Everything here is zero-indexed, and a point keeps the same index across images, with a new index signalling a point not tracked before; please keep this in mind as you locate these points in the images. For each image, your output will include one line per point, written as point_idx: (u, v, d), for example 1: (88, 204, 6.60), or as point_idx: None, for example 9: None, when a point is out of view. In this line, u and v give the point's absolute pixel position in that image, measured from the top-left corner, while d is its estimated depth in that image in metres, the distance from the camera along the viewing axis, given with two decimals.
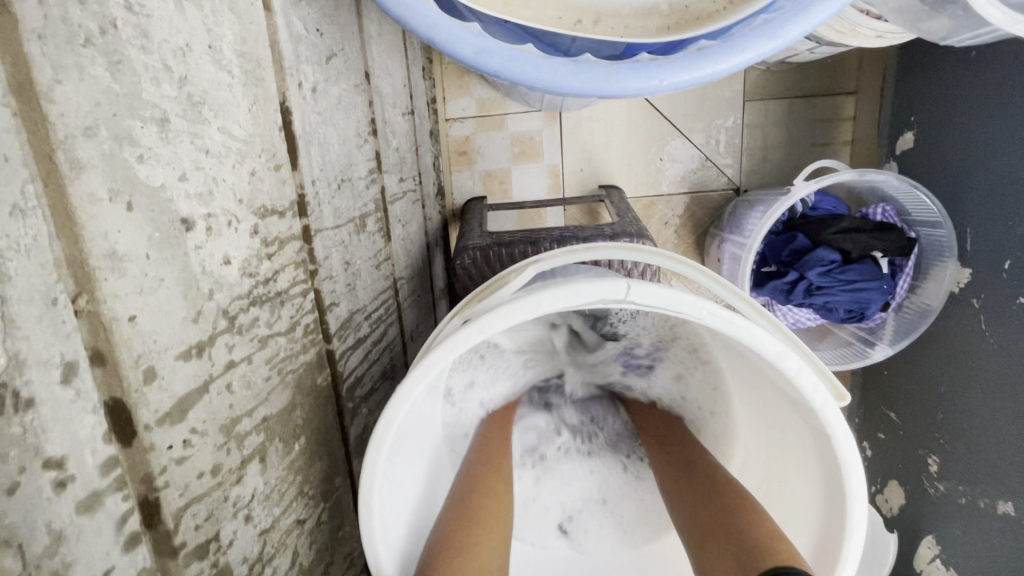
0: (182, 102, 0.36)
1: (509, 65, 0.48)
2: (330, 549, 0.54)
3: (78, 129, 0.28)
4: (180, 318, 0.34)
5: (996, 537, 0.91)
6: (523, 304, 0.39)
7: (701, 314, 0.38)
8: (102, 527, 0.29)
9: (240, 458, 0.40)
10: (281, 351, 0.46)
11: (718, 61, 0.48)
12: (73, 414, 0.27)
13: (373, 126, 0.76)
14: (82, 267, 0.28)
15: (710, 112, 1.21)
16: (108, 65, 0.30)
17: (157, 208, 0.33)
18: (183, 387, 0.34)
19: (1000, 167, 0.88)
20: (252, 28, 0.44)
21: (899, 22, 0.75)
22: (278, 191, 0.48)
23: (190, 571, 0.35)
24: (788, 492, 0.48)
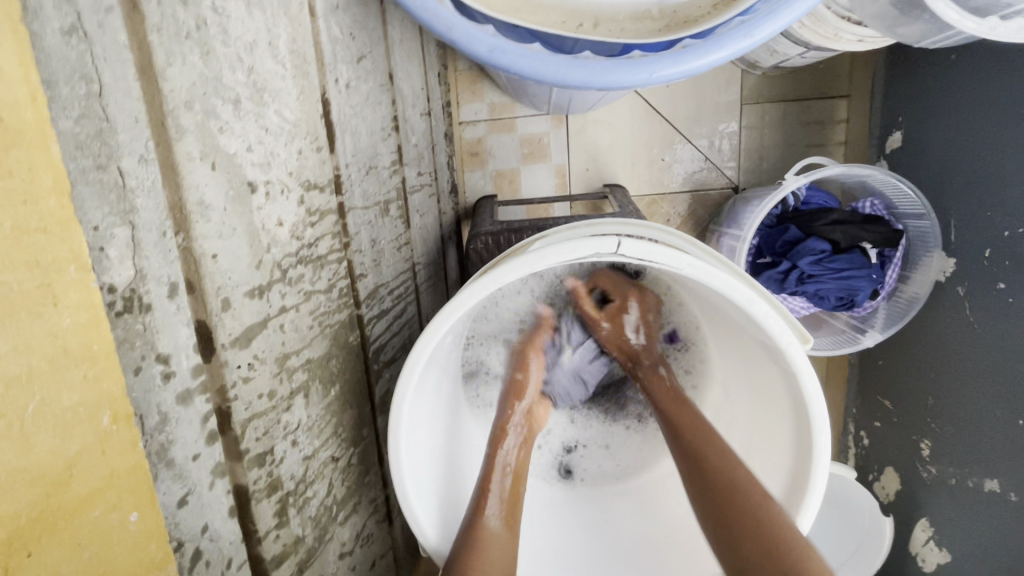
0: (249, 87, 0.43)
1: (518, 61, 0.56)
2: (358, 490, 0.60)
3: (181, 102, 0.35)
4: (247, 263, 0.42)
5: (984, 515, 0.95)
6: (529, 259, 0.46)
7: (680, 266, 0.45)
8: (192, 419, 0.36)
9: (289, 388, 0.47)
10: (322, 307, 0.53)
11: (699, 57, 0.55)
12: (175, 324, 0.34)
13: (395, 122, 0.83)
14: (181, 211, 0.35)
15: (709, 115, 1.28)
16: (201, 54, 0.37)
17: (231, 171, 0.40)
18: (249, 320, 0.41)
19: (979, 162, 0.93)
20: (300, 30, 0.52)
21: (877, 27, 0.82)
22: (319, 169, 0.55)
23: (252, 475, 0.41)
24: (763, 439, 0.55)
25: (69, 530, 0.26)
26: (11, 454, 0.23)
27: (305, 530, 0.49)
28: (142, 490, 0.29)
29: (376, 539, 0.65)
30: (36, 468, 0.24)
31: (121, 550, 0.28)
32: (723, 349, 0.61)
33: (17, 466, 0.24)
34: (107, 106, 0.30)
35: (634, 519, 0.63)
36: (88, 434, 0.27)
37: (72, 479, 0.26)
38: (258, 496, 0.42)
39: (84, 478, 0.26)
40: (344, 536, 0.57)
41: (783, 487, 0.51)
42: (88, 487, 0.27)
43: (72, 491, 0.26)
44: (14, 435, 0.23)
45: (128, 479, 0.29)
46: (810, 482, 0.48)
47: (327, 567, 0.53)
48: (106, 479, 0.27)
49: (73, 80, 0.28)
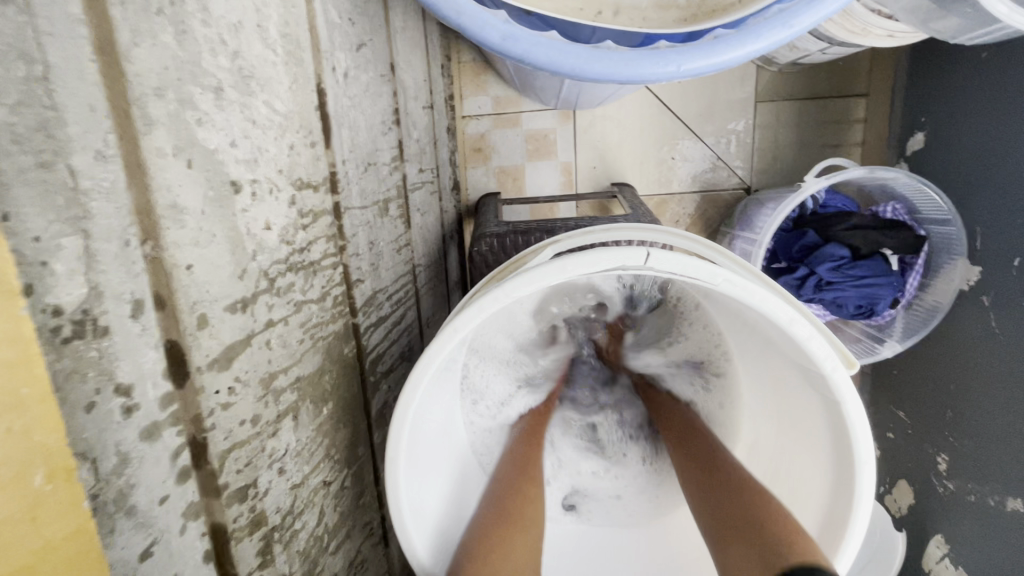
0: (234, 74, 0.38)
1: (533, 50, 0.51)
2: (352, 514, 0.56)
3: (150, 89, 0.30)
4: (228, 273, 0.37)
5: (1004, 535, 0.90)
6: (546, 270, 0.41)
7: (715, 281, 0.40)
8: (159, 456, 0.31)
9: (276, 411, 0.42)
10: (314, 318, 0.49)
11: (733, 47, 0.50)
12: (139, 347, 0.29)
13: (396, 116, 0.78)
14: (149, 215, 0.30)
15: (722, 112, 1.23)
16: (176, 34, 0.32)
17: (211, 169, 0.35)
18: (229, 338, 0.37)
19: (1009, 166, 0.89)
20: (294, 12, 0.47)
21: (910, 21, 0.77)
22: (313, 166, 0.50)
23: (231, 513, 0.37)
24: (795, 471, 0.50)
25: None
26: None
27: (293, 566, 0.44)
28: (88, 560, 0.23)
29: (371, 565, 0.61)
30: None
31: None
32: (751, 370, 0.57)
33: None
34: (54, 91, 0.25)
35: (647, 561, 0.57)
36: (10, 502, 0.20)
37: None
38: (238, 535, 0.37)
39: (6, 559, 0.19)
40: (336, 567, 0.52)
41: (816, 526, 0.46)
42: (9, 571, 0.20)
43: None
44: None
45: (66, 554, 0.22)
46: (851, 519, 0.43)
47: None
48: (36, 558, 0.20)
49: (7, 60, 0.23)
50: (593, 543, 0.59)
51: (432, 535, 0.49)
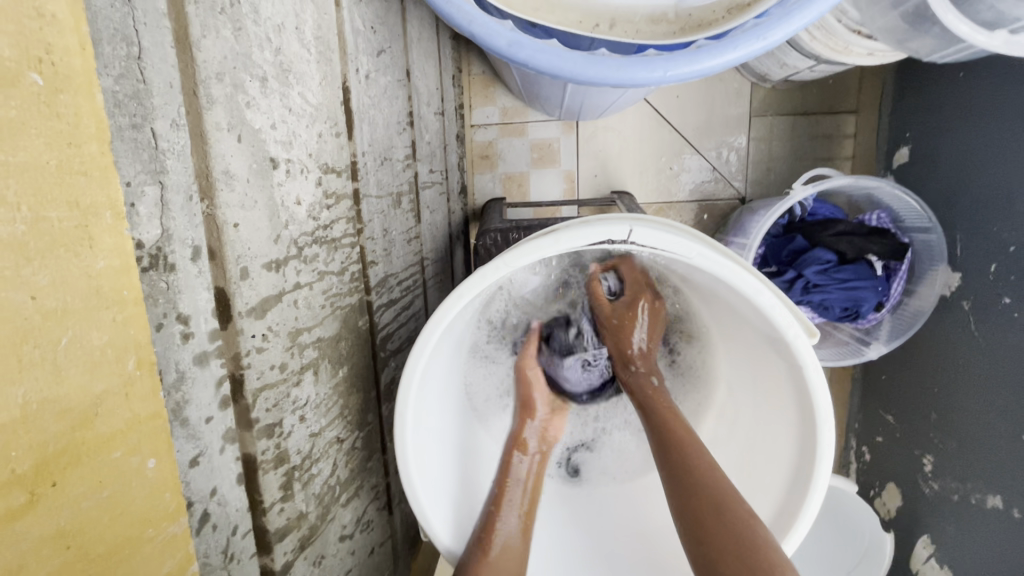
0: (276, 67, 0.44)
1: (535, 55, 0.57)
2: (361, 474, 0.60)
3: (213, 73, 0.36)
4: (266, 236, 0.43)
5: (986, 532, 0.93)
6: (541, 242, 0.46)
7: (691, 255, 0.46)
8: (206, 382, 0.37)
9: (300, 363, 0.47)
10: (334, 288, 0.54)
11: (713, 56, 0.57)
12: (195, 287, 0.35)
13: (410, 118, 0.85)
14: (207, 178, 0.36)
15: (718, 126, 1.30)
16: (234, 30, 0.39)
17: (256, 145, 0.41)
18: (265, 291, 0.42)
19: (985, 178, 0.94)
20: (326, 18, 0.54)
21: (889, 41, 0.83)
22: (337, 154, 0.56)
23: (260, 446, 0.42)
24: (769, 437, 0.55)
25: (92, 467, 0.27)
26: (43, 384, 0.24)
27: (309, 506, 0.49)
28: (159, 437, 0.30)
29: (376, 526, 0.65)
30: (64, 400, 0.25)
31: (137, 494, 0.29)
32: (730, 348, 0.61)
33: (51, 398, 0.24)
34: (144, 68, 0.31)
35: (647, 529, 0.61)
36: (111, 377, 0.27)
37: (97, 418, 0.27)
38: (265, 467, 0.42)
39: (108, 418, 0.27)
40: (345, 519, 0.57)
41: (785, 483, 0.52)
42: (110, 428, 0.27)
43: (96, 431, 0.27)
44: (46, 367, 0.24)
45: (148, 427, 0.29)
46: (813, 475, 0.49)
47: (329, 547, 0.53)
48: (128, 422, 0.28)
49: (115, 41, 0.30)
50: (590, 508, 0.64)
51: (437, 500, 0.54)
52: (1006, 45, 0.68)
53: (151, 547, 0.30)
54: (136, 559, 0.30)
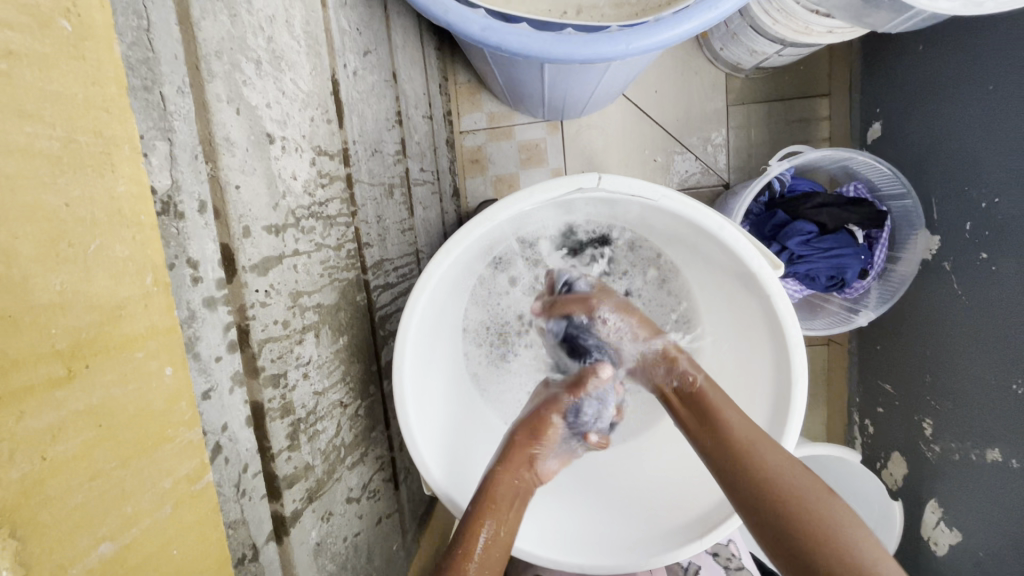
0: (269, 54, 0.49)
1: (506, 38, 0.62)
2: (365, 441, 0.63)
3: (213, 52, 0.41)
4: (265, 202, 0.47)
5: (988, 487, 0.94)
6: (516, 197, 0.50)
7: (657, 198, 0.50)
8: (215, 324, 0.40)
9: (301, 324, 0.51)
10: (331, 261, 0.58)
11: (670, 28, 0.61)
12: (203, 237, 0.40)
13: (398, 117, 0.90)
14: (210, 144, 0.40)
15: (697, 118, 1.35)
16: (229, 16, 0.44)
17: (253, 120, 0.46)
18: (267, 251, 0.46)
19: (953, 142, 0.98)
20: (313, 15, 0.59)
21: (845, 18, 0.89)
22: (329, 139, 0.61)
23: (267, 394, 0.45)
24: (748, 375, 0.59)
25: (118, 360, 0.31)
26: (77, 278, 0.29)
27: (315, 460, 0.52)
28: (174, 349, 0.34)
29: (382, 496, 0.67)
30: (94, 296, 0.30)
31: (156, 395, 0.33)
32: (705, 297, 0.65)
33: (84, 291, 0.29)
34: (153, 41, 0.36)
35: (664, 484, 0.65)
36: (133, 288, 0.32)
37: (121, 318, 0.31)
38: (272, 414, 0.45)
39: (131, 321, 0.32)
40: (352, 482, 0.59)
41: (768, 411, 0.56)
42: (132, 330, 0.32)
43: (121, 330, 0.31)
44: (79, 263, 0.29)
45: (165, 337, 0.34)
46: (792, 397, 0.53)
47: (337, 506, 0.56)
48: (147, 327, 0.32)
49: (127, 13, 0.35)
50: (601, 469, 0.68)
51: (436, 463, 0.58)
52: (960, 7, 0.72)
53: (171, 447, 0.35)
54: (159, 456, 0.34)
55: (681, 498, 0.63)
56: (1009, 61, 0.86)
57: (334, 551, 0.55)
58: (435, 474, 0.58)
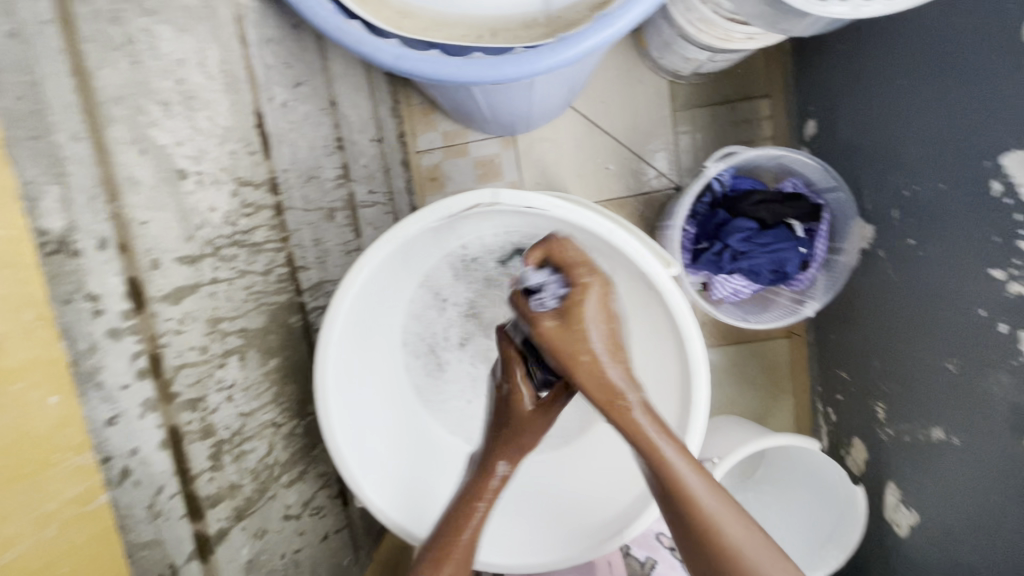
0: (179, 94, 0.52)
1: (417, 65, 0.66)
2: (305, 460, 0.65)
3: (111, 97, 0.44)
4: (177, 235, 0.49)
5: (938, 467, 0.96)
6: (415, 216, 0.53)
7: (547, 208, 0.53)
8: (121, 354, 0.43)
9: (223, 348, 0.53)
10: (257, 286, 0.60)
11: (571, 47, 0.65)
12: (104, 272, 0.42)
13: (340, 142, 0.93)
14: (111, 184, 0.43)
15: (644, 124, 1.39)
16: (130, 62, 0.46)
17: (161, 158, 0.48)
18: (179, 282, 0.49)
19: (875, 136, 1.02)
20: (231, 54, 0.61)
21: (764, 24, 0.90)
22: (253, 169, 0.63)
23: (183, 417, 0.47)
24: (663, 372, 0.62)
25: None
26: None
27: (243, 480, 0.54)
28: (61, 378, 0.37)
29: (329, 513, 0.69)
30: None
31: (42, 422, 0.36)
32: (627, 299, 0.68)
33: None
34: (43, 93, 0.39)
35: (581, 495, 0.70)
36: (12, 322, 0.34)
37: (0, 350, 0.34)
38: (190, 436, 0.48)
39: (11, 353, 0.34)
40: (289, 499, 0.61)
41: (679, 403, 0.60)
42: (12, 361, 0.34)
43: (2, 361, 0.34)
44: None
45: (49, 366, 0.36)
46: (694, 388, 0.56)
47: (272, 523, 0.58)
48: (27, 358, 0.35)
49: (16, 70, 0.38)
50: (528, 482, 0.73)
51: (366, 479, 0.61)
52: (852, 10, 0.77)
53: (60, 470, 0.37)
54: (46, 478, 0.36)
55: (608, 500, 0.67)
56: (912, 55, 0.90)
57: (268, 568, 0.57)
58: (366, 492, 0.60)
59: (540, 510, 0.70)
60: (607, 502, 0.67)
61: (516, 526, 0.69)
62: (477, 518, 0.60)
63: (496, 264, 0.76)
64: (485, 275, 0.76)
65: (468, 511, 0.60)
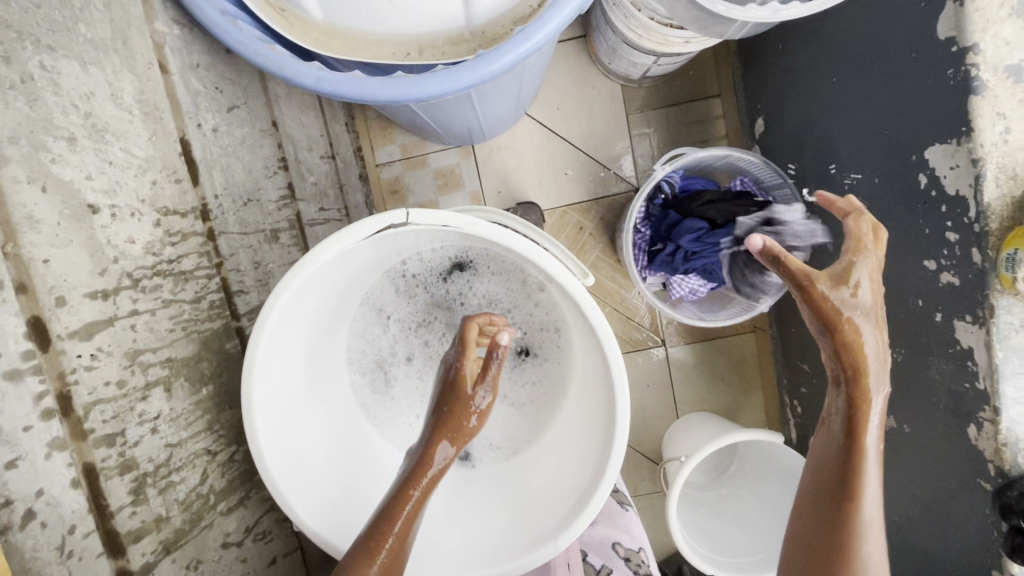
0: (87, 128, 0.52)
1: (339, 86, 0.66)
2: (246, 485, 0.65)
3: (6, 137, 0.45)
4: (87, 270, 0.49)
5: (891, 454, 0.96)
6: (332, 238, 0.54)
7: (463, 225, 0.55)
8: (22, 394, 0.43)
9: (144, 381, 0.53)
10: (186, 314, 0.60)
11: (491, 62, 0.65)
12: (1, 313, 0.43)
13: (283, 162, 0.94)
14: (8, 225, 0.44)
15: (600, 128, 1.40)
16: (28, 101, 0.47)
17: (66, 194, 0.49)
18: (90, 317, 0.49)
19: (817, 132, 1.02)
20: (149, 83, 0.60)
21: (697, 28, 0.89)
22: (179, 198, 0.61)
23: (98, 454, 0.48)
24: (596, 373, 0.65)
25: None
26: None
27: (171, 511, 0.54)
28: None
29: (277, 537, 0.69)
30: None
31: None
32: (562, 307, 0.70)
33: None
34: None
35: (522, 502, 0.69)
36: None
37: None
38: (107, 472, 0.49)
39: None
40: (228, 527, 0.61)
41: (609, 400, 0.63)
42: None
43: None
44: None
45: None
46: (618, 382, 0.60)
47: (208, 552, 0.58)
48: None
49: None
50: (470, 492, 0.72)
51: (303, 499, 0.61)
52: (772, 14, 0.79)
53: None
54: None
55: (547, 507, 0.66)
56: (840, 54, 0.92)
57: None
58: (295, 506, 0.60)
59: (475, 518, 0.69)
60: (544, 509, 0.66)
61: (452, 535, 0.67)
62: (409, 509, 0.60)
63: (436, 279, 0.77)
64: (427, 291, 0.77)
65: (398, 505, 0.60)
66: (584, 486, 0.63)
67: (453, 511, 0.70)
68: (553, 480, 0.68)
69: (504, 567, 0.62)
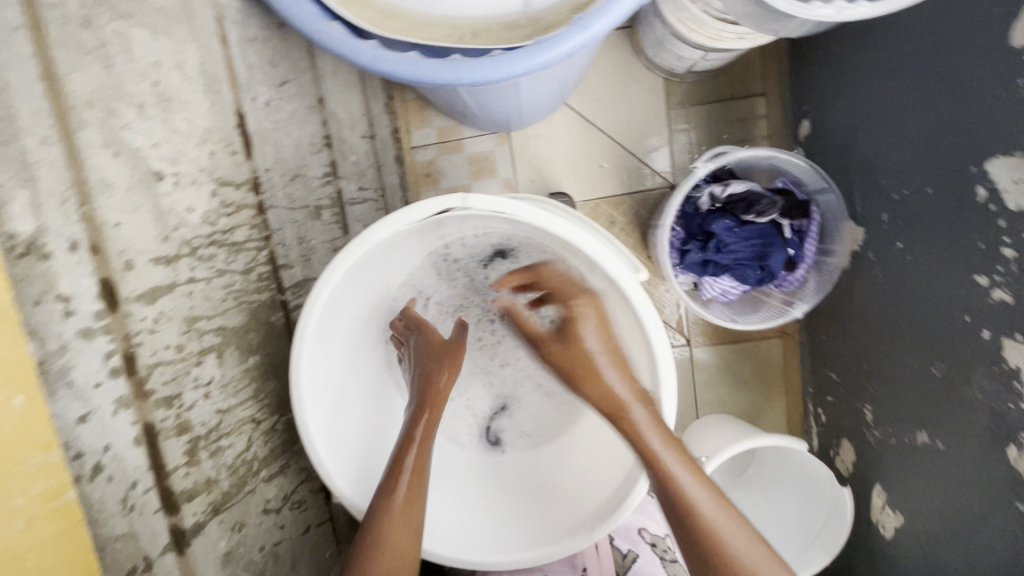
0: (155, 96, 0.53)
1: (394, 67, 0.66)
2: (286, 454, 0.67)
3: (83, 102, 0.46)
4: (153, 235, 0.51)
5: (921, 469, 0.95)
6: (390, 218, 0.54)
7: (519, 214, 0.55)
8: (93, 352, 0.45)
9: (199, 347, 0.55)
10: (237, 284, 0.61)
11: (549, 50, 0.65)
12: (76, 273, 0.44)
13: (326, 140, 0.95)
14: (83, 187, 0.45)
15: (639, 122, 1.38)
16: (103, 67, 0.48)
17: (135, 160, 0.50)
18: (153, 282, 0.51)
19: (866, 136, 1.00)
20: (211, 54, 0.60)
21: (754, 23, 0.87)
22: (234, 169, 0.62)
23: (158, 414, 0.50)
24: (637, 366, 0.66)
25: None
26: None
27: (220, 473, 0.57)
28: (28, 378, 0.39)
29: (312, 506, 0.71)
30: None
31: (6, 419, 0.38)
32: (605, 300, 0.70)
33: None
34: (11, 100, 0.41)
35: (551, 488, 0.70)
36: None
37: None
38: (165, 433, 0.51)
39: None
40: (269, 493, 0.64)
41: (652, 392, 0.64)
42: None
43: None
44: None
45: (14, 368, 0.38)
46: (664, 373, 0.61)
47: (251, 516, 0.60)
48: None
49: None
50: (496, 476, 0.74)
51: (344, 472, 0.62)
52: (836, 13, 0.76)
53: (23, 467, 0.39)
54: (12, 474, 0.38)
55: (579, 493, 0.67)
56: (901, 57, 0.89)
57: (246, 560, 0.59)
58: (335, 478, 0.61)
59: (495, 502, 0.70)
60: (578, 495, 0.67)
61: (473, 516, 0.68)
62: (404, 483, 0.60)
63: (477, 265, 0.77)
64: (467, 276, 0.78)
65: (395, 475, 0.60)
66: (622, 477, 0.64)
67: (472, 494, 0.71)
68: (584, 470, 0.70)
69: (524, 551, 0.63)
